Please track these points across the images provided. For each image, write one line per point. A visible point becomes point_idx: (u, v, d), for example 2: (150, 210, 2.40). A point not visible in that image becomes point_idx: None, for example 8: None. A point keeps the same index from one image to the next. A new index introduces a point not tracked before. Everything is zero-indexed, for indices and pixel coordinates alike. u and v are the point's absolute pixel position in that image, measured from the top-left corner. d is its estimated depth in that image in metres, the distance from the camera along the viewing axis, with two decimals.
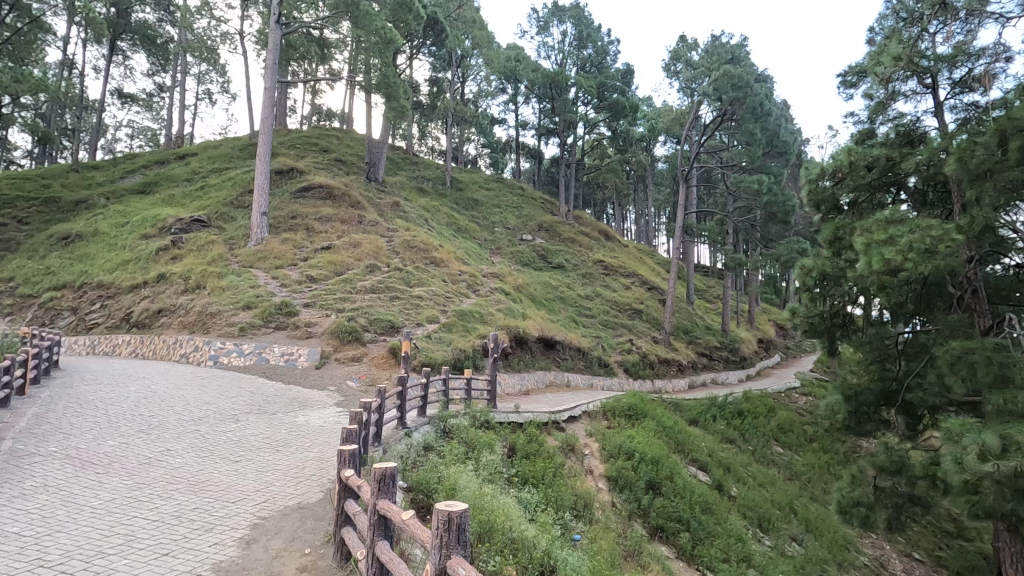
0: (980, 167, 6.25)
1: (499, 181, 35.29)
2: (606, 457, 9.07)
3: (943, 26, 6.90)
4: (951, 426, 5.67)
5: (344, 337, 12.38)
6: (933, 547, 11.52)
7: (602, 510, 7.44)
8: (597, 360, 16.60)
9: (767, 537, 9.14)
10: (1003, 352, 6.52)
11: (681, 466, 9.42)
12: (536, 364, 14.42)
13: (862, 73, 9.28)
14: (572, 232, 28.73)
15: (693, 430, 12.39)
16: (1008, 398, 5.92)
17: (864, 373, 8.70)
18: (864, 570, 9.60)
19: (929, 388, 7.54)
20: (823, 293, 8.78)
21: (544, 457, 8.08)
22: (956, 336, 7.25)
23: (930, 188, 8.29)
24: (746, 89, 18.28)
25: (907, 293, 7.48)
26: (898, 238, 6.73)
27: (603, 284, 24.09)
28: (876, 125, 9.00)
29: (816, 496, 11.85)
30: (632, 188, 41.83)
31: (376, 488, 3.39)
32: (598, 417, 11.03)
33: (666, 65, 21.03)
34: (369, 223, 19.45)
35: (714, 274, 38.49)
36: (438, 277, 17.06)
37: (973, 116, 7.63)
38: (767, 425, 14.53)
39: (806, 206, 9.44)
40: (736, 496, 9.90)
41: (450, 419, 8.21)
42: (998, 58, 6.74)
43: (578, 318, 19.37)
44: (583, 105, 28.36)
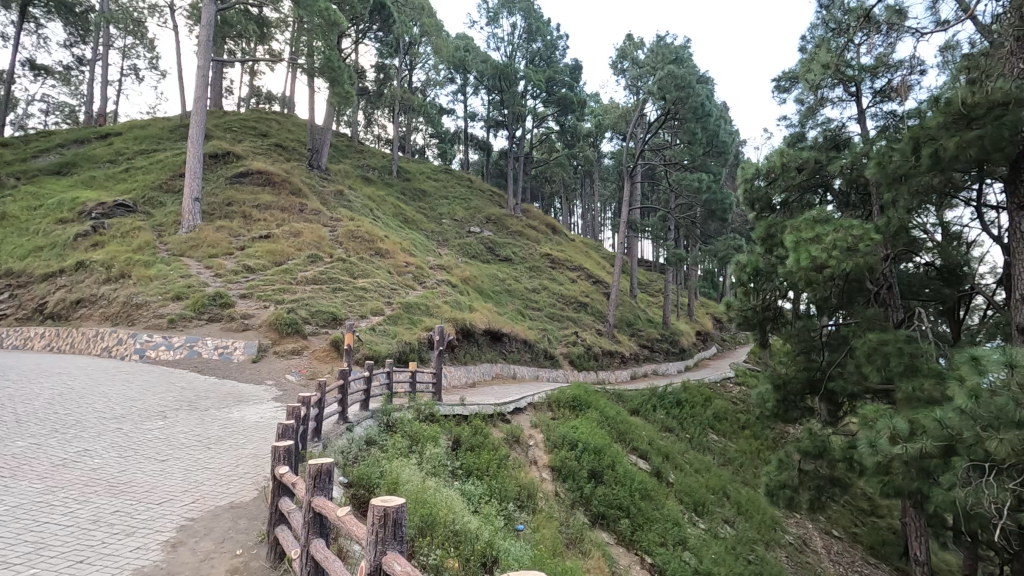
0: (896, 171, 6.70)
1: (448, 172, 34.99)
2: (550, 447, 9.20)
3: (866, 39, 7.35)
4: (867, 414, 6.10)
5: (283, 329, 11.93)
6: (849, 524, 12.44)
7: (546, 500, 7.54)
8: (543, 353, 16.82)
9: (701, 520, 9.55)
10: (912, 344, 7.08)
11: (622, 455, 9.66)
12: (482, 356, 14.41)
13: (794, 79, 9.79)
14: (520, 225, 28.86)
15: (635, 420, 12.75)
16: (916, 386, 6.44)
17: (792, 364, 9.22)
18: (787, 548, 10.24)
19: (849, 377, 8.08)
20: (756, 287, 9.19)
21: (489, 449, 8.10)
22: (873, 329, 7.80)
23: (853, 190, 8.87)
24: (689, 89, 18.91)
25: (830, 288, 7.97)
26: (824, 237, 7.16)
27: (550, 277, 24.34)
28: (806, 129, 9.53)
29: (747, 480, 12.51)
30: (579, 182, 42.52)
31: (311, 485, 3.29)
32: (543, 409, 11.17)
33: (614, 63, 21.46)
34: (311, 212, 18.79)
35: (656, 269, 39.69)
36: (384, 268, 16.77)
37: (891, 124, 8.21)
38: (703, 413, 15.17)
39: (742, 204, 9.86)
40: (673, 482, 10.27)
41: (394, 412, 8.12)
42: (913, 70, 7.26)
43: (525, 311, 19.49)
44: (532, 98, 28.48)
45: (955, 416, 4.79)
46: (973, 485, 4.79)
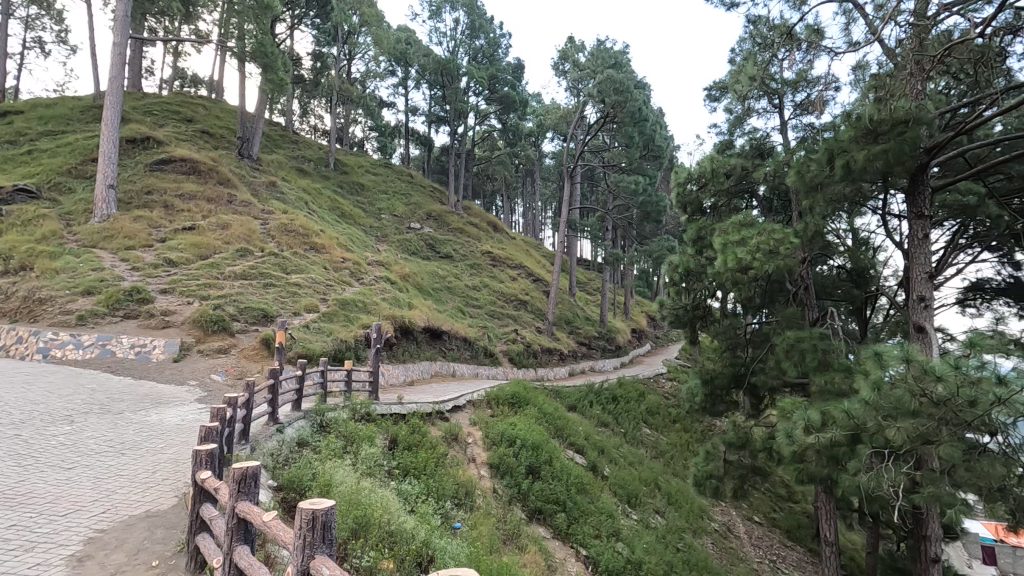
0: (814, 180, 7.19)
1: (387, 166, 34.28)
2: (488, 445, 9.23)
3: (788, 54, 7.82)
4: (784, 406, 6.52)
5: (208, 327, 11.30)
6: (769, 510, 13.27)
7: (483, 497, 7.55)
8: (483, 350, 16.84)
9: (634, 511, 9.88)
10: (825, 340, 7.62)
11: (559, 450, 9.82)
12: (420, 354, 14.25)
13: (723, 89, 10.30)
14: (461, 222, 28.71)
15: (572, 415, 13.02)
16: (828, 380, 6.95)
17: (718, 360, 9.70)
18: (713, 535, 10.78)
19: (770, 372, 8.60)
20: (687, 287, 9.60)
21: (427, 448, 8.01)
22: (792, 327, 8.34)
23: (775, 196, 9.44)
24: (627, 94, 19.46)
25: (754, 288, 8.45)
26: (749, 240, 7.58)
27: (490, 275, 24.36)
28: (734, 137, 10.04)
29: (677, 471, 13.07)
30: (520, 181, 42.82)
31: (235, 489, 3.14)
32: (482, 406, 11.19)
33: (555, 64, 21.76)
34: (240, 203, 17.89)
35: (594, 268, 40.65)
36: (319, 263, 16.21)
37: (810, 136, 8.79)
38: (637, 408, 15.70)
39: (675, 207, 10.27)
40: (608, 476, 10.56)
41: (327, 412, 7.88)
42: (829, 87, 7.82)
43: (465, 308, 19.41)
44: (474, 95, 28.39)
45: (860, 406, 5.21)
46: (875, 469, 5.22)
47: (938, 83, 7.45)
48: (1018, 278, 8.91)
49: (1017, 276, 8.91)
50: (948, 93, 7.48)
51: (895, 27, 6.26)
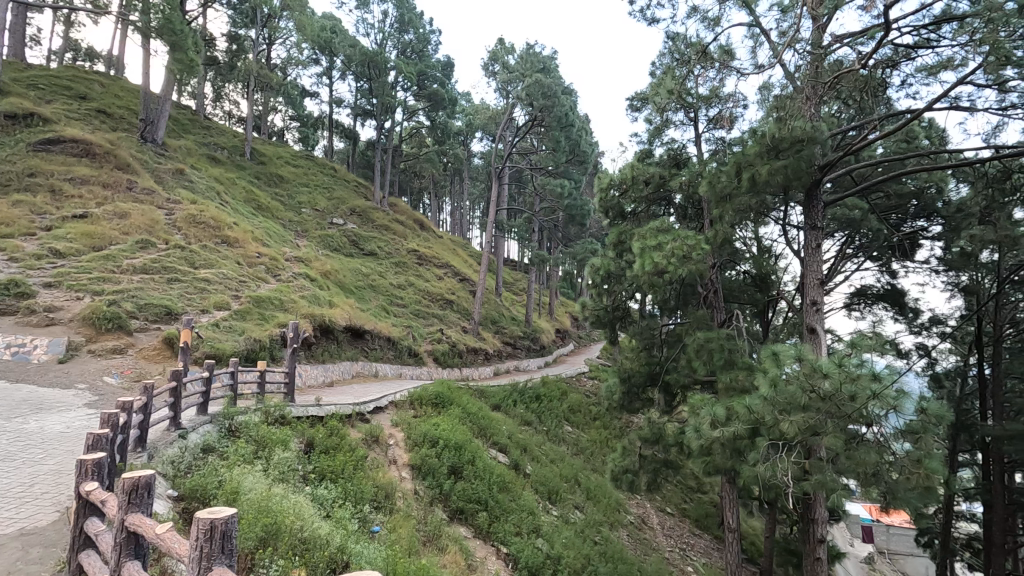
0: (723, 191, 7.67)
1: (309, 158, 32.93)
2: (410, 446, 9.09)
3: (704, 72, 8.33)
4: (694, 402, 6.93)
5: (102, 325, 10.35)
6: (680, 501, 14.07)
7: (403, 499, 7.43)
8: (407, 350, 16.57)
9: (554, 507, 10.11)
10: (731, 341, 8.18)
11: (482, 450, 9.83)
12: (341, 354, 13.80)
13: (644, 100, 10.78)
14: (386, 219, 28.12)
15: (496, 414, 13.10)
16: (733, 378, 7.46)
17: (636, 359, 10.12)
18: (628, 527, 11.26)
19: (682, 371, 9.11)
20: (608, 288, 9.95)
21: (346, 450, 7.77)
22: (701, 328, 8.90)
23: (689, 204, 10.02)
24: (554, 99, 19.88)
25: (669, 291, 8.93)
26: (664, 245, 7.99)
27: (416, 273, 24.00)
28: (653, 146, 10.52)
29: (596, 467, 13.52)
30: (449, 180, 42.62)
31: (125, 501, 2.91)
32: (405, 407, 11.02)
33: (484, 65, 21.88)
34: (142, 191, 16.50)
35: (521, 269, 41.26)
36: (231, 259, 15.29)
37: (721, 149, 9.38)
38: (559, 406, 16.08)
39: (598, 212, 10.60)
40: (530, 474, 10.71)
41: (237, 416, 7.42)
42: (738, 105, 8.43)
43: (389, 307, 19.00)
44: (402, 91, 27.87)
45: (759, 402, 5.64)
46: (770, 460, 5.66)
47: (831, 107, 8.18)
48: (895, 285, 9.99)
49: (894, 283, 9.99)
50: (838, 117, 8.24)
51: (795, 53, 6.83)
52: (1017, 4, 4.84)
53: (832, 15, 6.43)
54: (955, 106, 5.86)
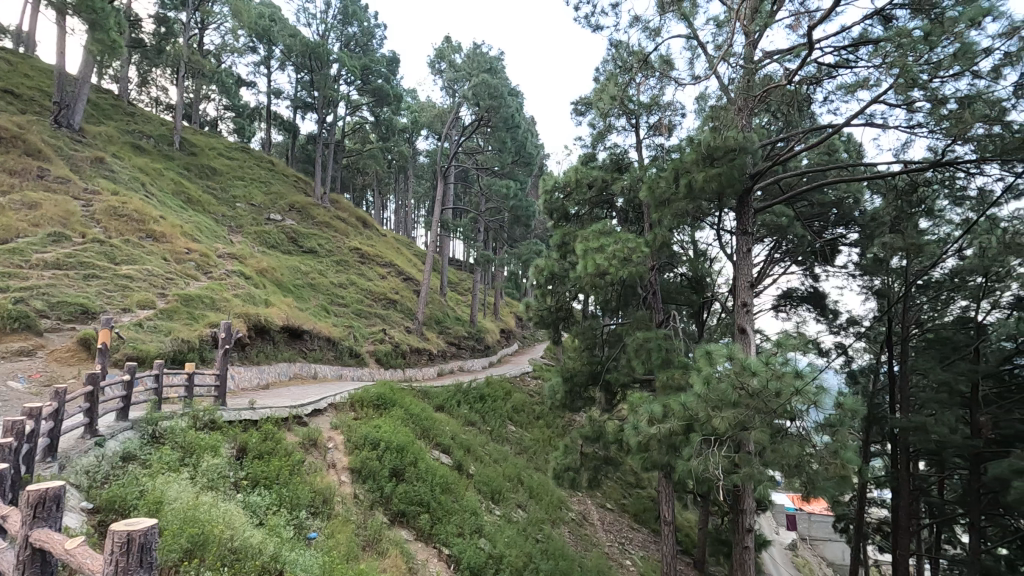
0: (662, 196, 7.94)
1: (245, 151, 31.50)
2: (350, 449, 8.85)
3: (645, 81, 8.63)
4: (633, 400, 7.14)
5: (6, 325, 9.49)
6: (619, 498, 14.44)
7: (343, 504, 7.23)
8: (348, 351, 16.15)
9: (497, 507, 10.13)
10: (668, 341, 8.49)
11: (425, 451, 9.72)
12: (278, 355, 13.28)
13: (588, 104, 11.02)
14: (327, 216, 27.31)
15: (439, 415, 12.99)
16: (670, 376, 7.74)
17: (578, 358, 10.33)
18: (569, 524, 11.45)
19: (621, 370, 9.37)
20: (552, 289, 10.08)
21: (282, 455, 7.49)
22: (640, 328, 9.19)
23: (630, 208, 10.33)
24: (501, 99, 19.96)
25: (610, 292, 9.16)
26: (606, 247, 8.20)
27: (358, 272, 23.44)
28: (596, 150, 10.76)
29: (538, 465, 13.67)
30: (393, 177, 41.89)
31: (29, 516, 2.68)
32: (344, 409, 10.75)
33: (431, 62, 21.70)
34: (55, 179, 15.25)
35: (466, 269, 41.15)
36: (157, 254, 14.39)
37: (660, 155, 9.71)
38: (503, 406, 16.15)
39: (542, 213, 10.72)
40: (473, 474, 10.69)
41: (162, 421, 6.98)
42: (676, 113, 8.77)
43: (329, 306, 18.44)
44: (346, 84, 27.15)
45: (694, 400, 5.88)
46: (703, 454, 5.93)
47: (762, 119, 8.64)
48: (817, 288, 10.69)
49: (816, 286, 10.68)
50: (768, 128, 8.70)
51: (728, 66, 7.18)
52: (923, 31, 5.29)
53: (763, 32, 6.81)
54: (870, 122, 6.34)
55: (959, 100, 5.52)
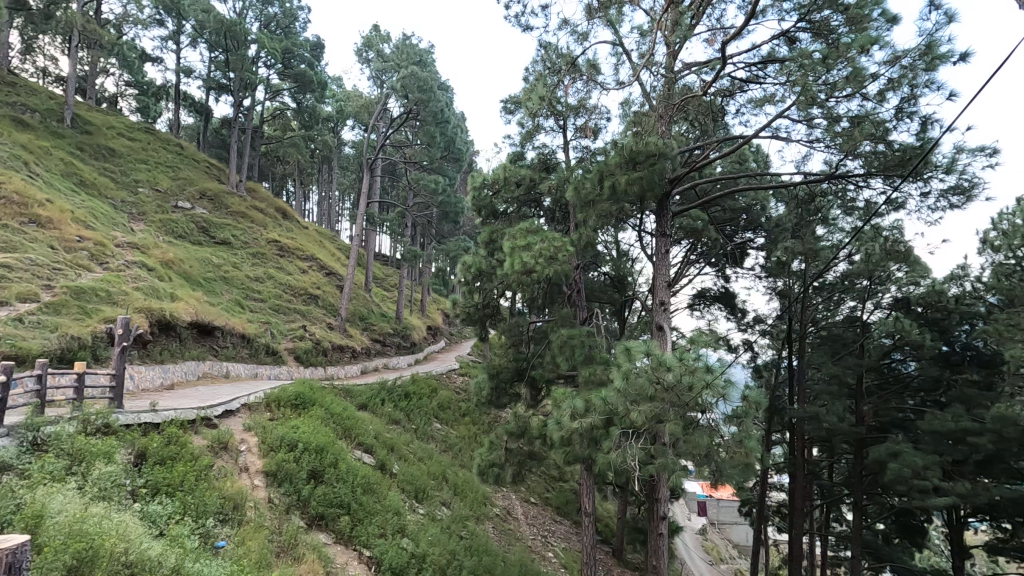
0: (588, 197, 8.13)
1: (149, 132, 29.07)
2: (264, 451, 8.39)
3: (573, 84, 8.82)
4: (557, 396, 7.28)
5: None
6: (542, 492, 14.72)
7: (255, 509, 6.84)
8: (264, 348, 15.32)
9: (421, 506, 9.99)
10: (591, 339, 8.74)
11: (346, 451, 9.41)
12: (185, 353, 12.38)
13: (517, 103, 11.11)
14: (242, 206, 25.77)
15: (362, 414, 12.63)
16: (592, 372, 7.97)
17: (504, 355, 10.40)
18: (493, 520, 11.53)
19: (546, 366, 9.53)
20: (479, 286, 10.06)
21: (187, 459, 6.98)
22: (565, 325, 9.39)
23: (557, 208, 10.54)
24: (430, 93, 19.69)
25: (537, 290, 9.28)
26: (532, 245, 8.30)
27: (276, 266, 22.31)
28: (525, 149, 10.86)
29: (464, 463, 13.65)
30: (316, 167, 40.21)
31: None
32: (259, 409, 10.20)
33: (358, 50, 21.06)
34: None
35: (393, 264, 40.34)
36: (42, 242, 12.96)
37: (586, 157, 9.96)
38: (429, 404, 15.99)
39: (470, 210, 10.65)
40: (396, 473, 10.48)
41: (45, 426, 6.28)
42: (601, 117, 9.05)
43: (244, 301, 17.41)
44: (265, 67, 25.70)
45: (614, 394, 6.07)
46: (621, 448, 6.16)
47: (681, 127, 9.06)
48: (727, 289, 11.40)
49: (727, 287, 11.39)
50: (687, 136, 9.14)
51: (651, 74, 7.49)
52: (822, 54, 5.76)
53: (683, 44, 7.14)
54: (775, 135, 6.82)
55: (850, 119, 6.06)
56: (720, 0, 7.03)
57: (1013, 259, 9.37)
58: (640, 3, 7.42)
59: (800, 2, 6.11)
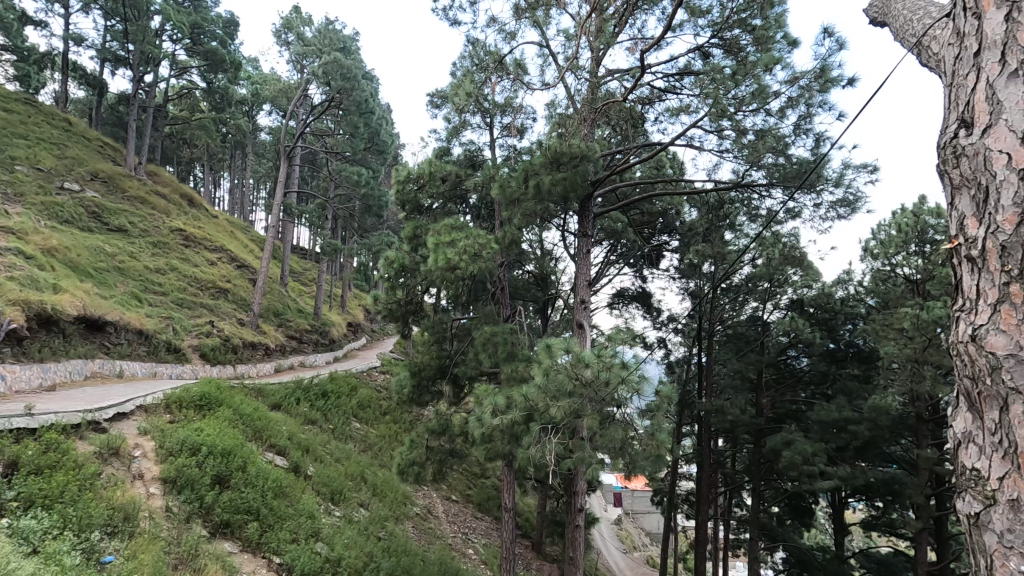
0: (513, 196, 8.18)
1: (29, 103, 25.95)
2: (162, 456, 7.73)
3: (501, 82, 8.86)
4: (479, 393, 7.26)
5: None
6: (463, 489, 14.73)
7: (150, 519, 6.30)
8: (165, 345, 14.15)
9: (337, 508, 9.65)
10: (514, 336, 8.83)
11: (256, 454, 8.89)
12: (69, 350, 11.16)
13: (444, 98, 10.97)
14: (142, 190, 23.66)
15: (275, 414, 11.97)
16: (514, 369, 8.06)
17: (426, 352, 10.26)
18: (413, 519, 11.37)
19: (469, 364, 9.52)
20: (402, 283, 9.82)
21: (70, 468, 6.30)
22: (489, 322, 9.44)
23: (483, 206, 10.55)
24: (354, 82, 18.89)
25: (461, 287, 9.25)
26: (457, 242, 8.25)
27: (180, 256, 20.68)
28: (451, 145, 10.73)
29: (384, 462, 13.34)
30: (228, 152, 37.72)
31: None
32: (157, 412, 9.39)
33: (277, 31, 19.98)
34: None
35: (312, 258, 38.70)
36: None
37: (512, 156, 10.01)
38: (347, 403, 15.48)
39: (394, 204, 10.36)
40: (311, 475, 10.03)
41: None
42: (528, 117, 9.18)
43: (142, 294, 15.99)
44: (170, 41, 23.68)
45: (535, 391, 6.15)
46: (541, 442, 6.27)
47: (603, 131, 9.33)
48: (645, 288, 11.93)
49: (644, 287, 11.91)
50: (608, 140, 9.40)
51: (575, 78, 7.70)
52: (732, 70, 6.14)
53: (607, 50, 7.37)
54: (690, 144, 7.22)
55: (755, 132, 6.51)
56: (641, 12, 7.33)
57: (888, 266, 10.48)
58: (567, 6, 7.55)
59: (713, 20, 6.49)
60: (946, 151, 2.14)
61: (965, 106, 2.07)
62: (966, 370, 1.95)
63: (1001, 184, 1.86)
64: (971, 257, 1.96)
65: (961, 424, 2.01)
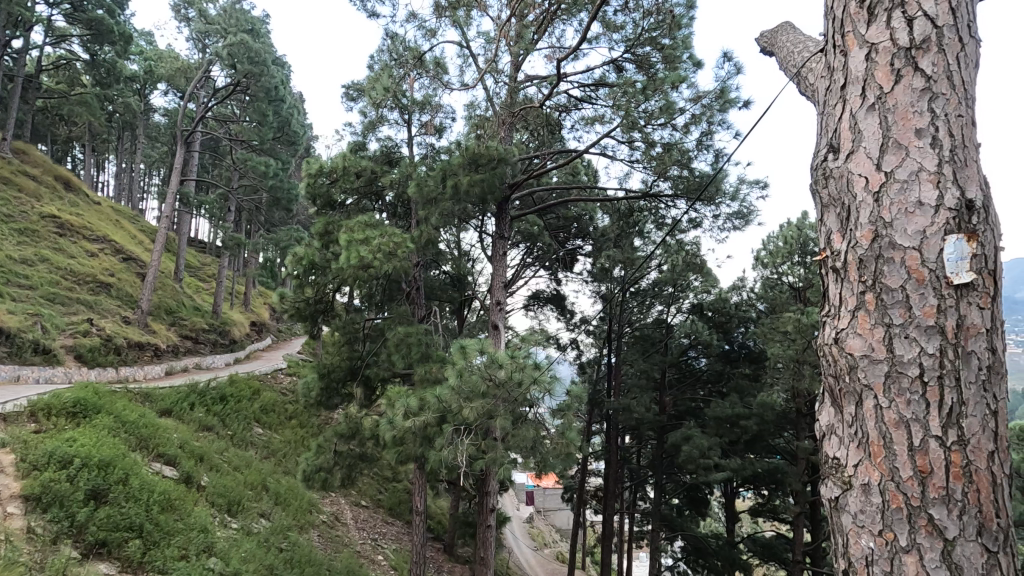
0: (430, 195, 8.03)
1: None
2: (23, 471, 6.83)
3: (420, 79, 8.71)
4: (390, 395, 7.08)
5: None
6: (373, 494, 14.31)
7: (5, 543, 5.52)
8: (31, 345, 12.54)
9: (234, 519, 9.02)
10: (428, 337, 8.71)
11: (140, 465, 8.10)
12: None
13: (361, 91, 10.63)
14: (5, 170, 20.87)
15: (164, 421, 10.97)
16: (428, 370, 7.96)
17: (336, 353, 9.86)
18: (318, 528, 10.89)
19: (382, 364, 9.29)
20: (311, 280, 9.36)
21: None
22: (403, 322, 9.26)
23: (398, 204, 10.31)
24: (263, 67, 17.86)
25: (374, 286, 8.99)
26: (371, 240, 7.99)
27: (52, 246, 18.45)
28: (367, 140, 10.39)
29: (288, 469, 12.67)
30: (114, 133, 34.09)
31: None
32: (18, 421, 8.28)
33: (176, 5, 18.39)
34: None
35: (211, 252, 35.93)
36: None
37: (430, 154, 9.87)
38: (248, 407, 14.52)
39: (304, 197, 9.86)
40: (205, 486, 9.30)
41: None
42: (446, 116, 9.10)
43: (3, 287, 14.07)
44: (45, 5, 21.01)
45: (448, 391, 6.09)
46: (453, 443, 6.23)
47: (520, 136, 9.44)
48: (558, 291, 12.23)
49: (558, 289, 12.21)
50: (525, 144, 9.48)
51: (494, 81, 7.75)
52: (643, 84, 6.46)
53: (526, 57, 7.49)
54: (603, 153, 7.51)
55: (663, 145, 6.88)
56: (559, 22, 7.53)
57: (776, 274, 11.47)
58: (487, 9, 7.59)
59: (627, 36, 6.80)
60: (817, 173, 2.35)
61: (832, 133, 2.30)
62: (829, 369, 2.16)
63: (859, 204, 2.09)
64: (835, 268, 2.17)
65: (825, 417, 2.21)
